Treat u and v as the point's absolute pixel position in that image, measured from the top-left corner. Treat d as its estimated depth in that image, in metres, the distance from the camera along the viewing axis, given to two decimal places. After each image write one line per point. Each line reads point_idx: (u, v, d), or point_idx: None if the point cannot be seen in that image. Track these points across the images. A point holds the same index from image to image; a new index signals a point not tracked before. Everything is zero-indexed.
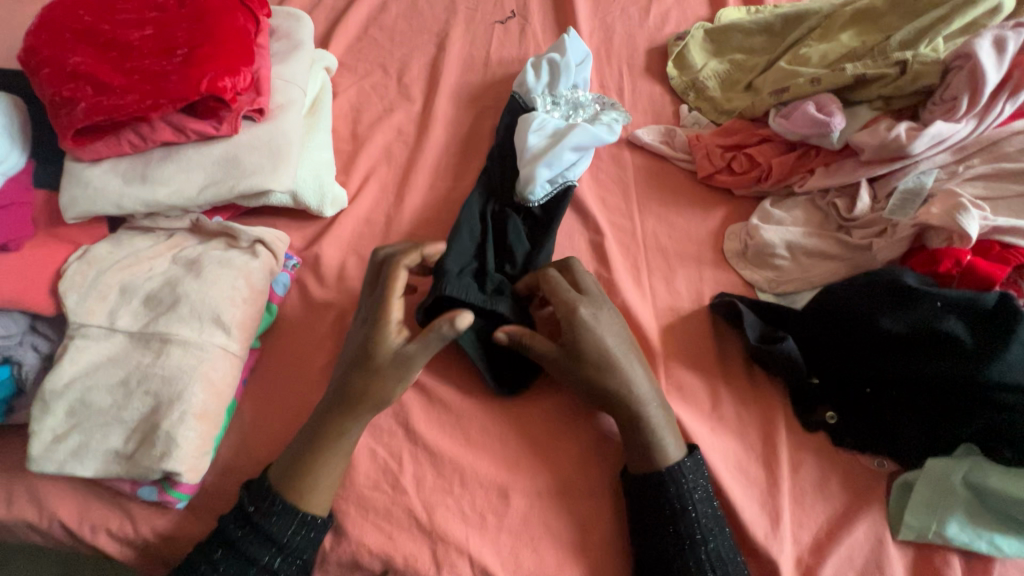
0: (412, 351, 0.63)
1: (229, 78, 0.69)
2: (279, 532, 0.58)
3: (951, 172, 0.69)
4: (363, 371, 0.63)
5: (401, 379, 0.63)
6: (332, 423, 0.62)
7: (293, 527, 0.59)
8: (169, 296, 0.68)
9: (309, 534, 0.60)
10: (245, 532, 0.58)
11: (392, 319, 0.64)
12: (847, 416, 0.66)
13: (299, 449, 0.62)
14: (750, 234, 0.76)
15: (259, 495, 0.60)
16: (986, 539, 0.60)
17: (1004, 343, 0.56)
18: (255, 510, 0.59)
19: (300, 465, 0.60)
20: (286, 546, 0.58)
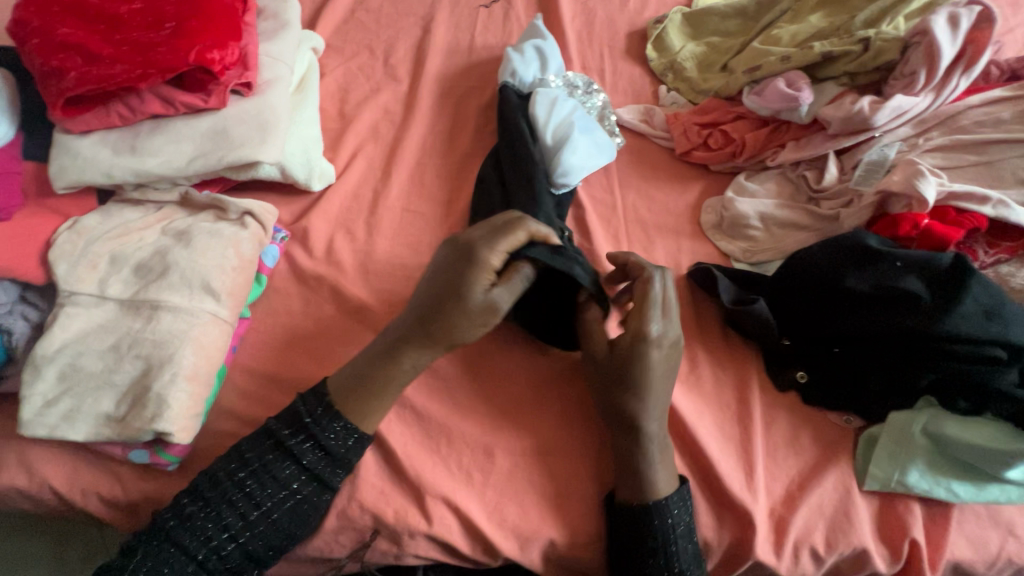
0: (500, 296, 0.61)
1: (217, 51, 0.70)
2: (314, 458, 0.61)
3: (912, 144, 0.72)
4: (449, 310, 0.61)
5: (483, 322, 0.62)
6: (404, 347, 0.63)
7: (328, 455, 0.62)
8: (159, 264, 0.69)
9: (339, 466, 0.62)
10: (282, 457, 0.61)
11: (489, 262, 0.60)
12: (817, 375, 0.70)
13: (366, 371, 0.64)
14: (725, 206, 0.79)
15: (318, 408, 0.63)
16: (944, 486, 0.63)
17: (956, 300, 0.61)
18: (312, 421, 0.62)
19: (365, 381, 0.63)
20: (318, 473, 0.61)
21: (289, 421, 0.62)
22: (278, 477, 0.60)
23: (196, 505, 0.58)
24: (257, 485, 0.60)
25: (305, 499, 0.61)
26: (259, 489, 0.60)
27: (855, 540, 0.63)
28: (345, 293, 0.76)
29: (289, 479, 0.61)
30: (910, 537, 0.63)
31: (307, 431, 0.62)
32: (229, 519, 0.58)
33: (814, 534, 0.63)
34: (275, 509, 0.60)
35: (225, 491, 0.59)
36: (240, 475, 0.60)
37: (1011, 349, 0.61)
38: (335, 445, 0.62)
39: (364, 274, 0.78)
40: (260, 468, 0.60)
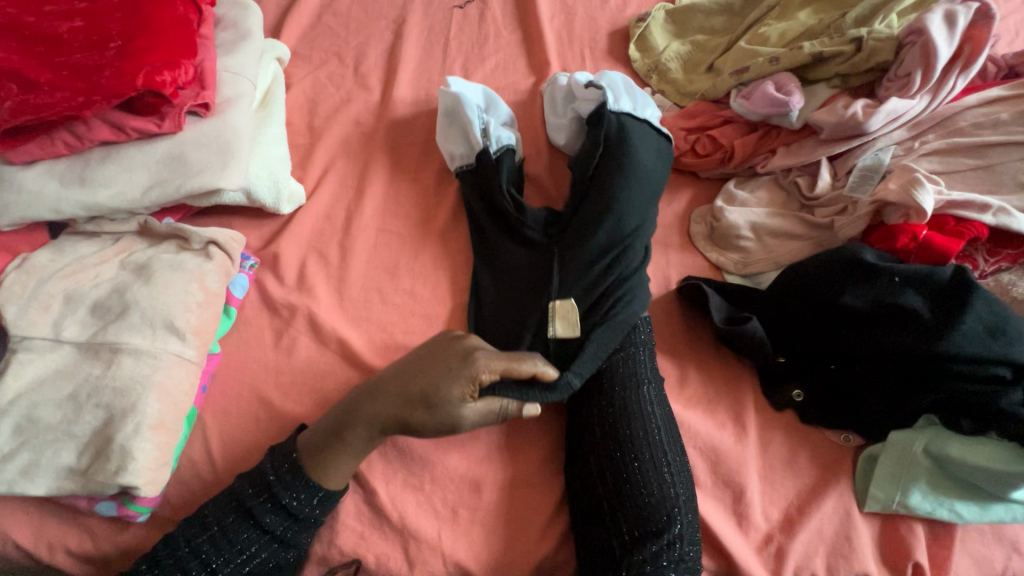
0: (470, 413, 0.59)
1: (168, 72, 0.65)
2: (276, 522, 0.59)
3: (908, 148, 0.69)
4: (425, 405, 0.59)
5: (442, 431, 0.60)
6: (373, 410, 0.60)
7: (290, 518, 0.59)
8: (118, 303, 0.65)
9: (303, 529, 0.60)
10: (243, 522, 0.58)
11: (481, 377, 0.59)
12: (814, 392, 0.67)
13: (333, 428, 0.60)
14: (715, 216, 0.76)
15: (284, 464, 0.60)
16: (946, 507, 0.61)
17: (958, 317, 0.58)
18: (277, 479, 0.59)
19: (329, 442, 0.60)
20: (280, 536, 0.59)
21: (257, 488, 0.59)
22: (238, 543, 0.58)
23: (149, 573, 0.56)
24: (213, 552, 0.57)
25: (266, 560, 0.59)
26: (215, 555, 0.57)
27: (856, 566, 0.61)
28: (319, 322, 0.72)
29: (248, 544, 0.58)
30: (913, 560, 0.61)
31: (271, 493, 0.59)
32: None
33: (815, 561, 0.61)
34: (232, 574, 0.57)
35: (180, 558, 0.56)
36: (197, 540, 0.57)
37: (1015, 367, 0.58)
38: (298, 508, 0.59)
39: (340, 302, 0.74)
40: (218, 534, 0.57)
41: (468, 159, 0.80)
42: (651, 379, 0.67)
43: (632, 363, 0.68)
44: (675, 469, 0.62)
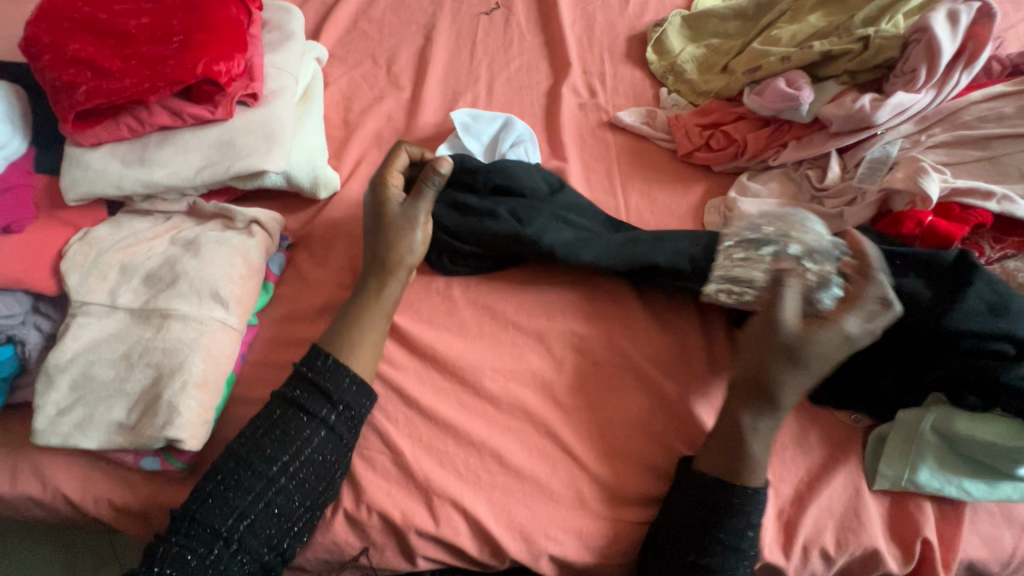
0: (409, 204, 0.73)
1: (223, 63, 0.71)
2: (319, 407, 0.64)
3: (915, 142, 0.73)
4: (381, 229, 0.72)
5: (406, 228, 0.72)
6: (369, 285, 0.71)
7: (329, 403, 0.64)
8: (168, 274, 0.70)
9: (348, 415, 0.64)
10: (289, 412, 0.63)
11: (392, 185, 0.74)
12: (826, 373, 0.69)
13: (347, 314, 0.69)
14: (728, 207, 0.80)
15: (317, 361, 0.65)
16: (954, 484, 0.63)
17: (960, 295, 0.61)
18: (312, 371, 0.64)
19: (348, 323, 0.68)
20: (329, 422, 0.63)
21: (296, 380, 0.65)
22: (290, 431, 0.62)
23: (214, 483, 0.60)
24: (271, 447, 0.62)
25: (322, 451, 0.63)
26: (271, 445, 0.62)
27: (865, 540, 0.62)
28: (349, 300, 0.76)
29: (300, 431, 0.63)
30: (922, 536, 0.62)
31: (308, 381, 0.64)
32: (250, 483, 0.60)
33: (823, 534, 0.63)
34: (293, 461, 0.62)
35: (242, 458, 0.61)
36: (254, 435, 0.62)
37: (1017, 344, 0.60)
38: (334, 390, 0.64)
39: None
40: (270, 424, 0.62)
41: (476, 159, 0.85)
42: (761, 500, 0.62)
43: (747, 512, 0.60)
44: None
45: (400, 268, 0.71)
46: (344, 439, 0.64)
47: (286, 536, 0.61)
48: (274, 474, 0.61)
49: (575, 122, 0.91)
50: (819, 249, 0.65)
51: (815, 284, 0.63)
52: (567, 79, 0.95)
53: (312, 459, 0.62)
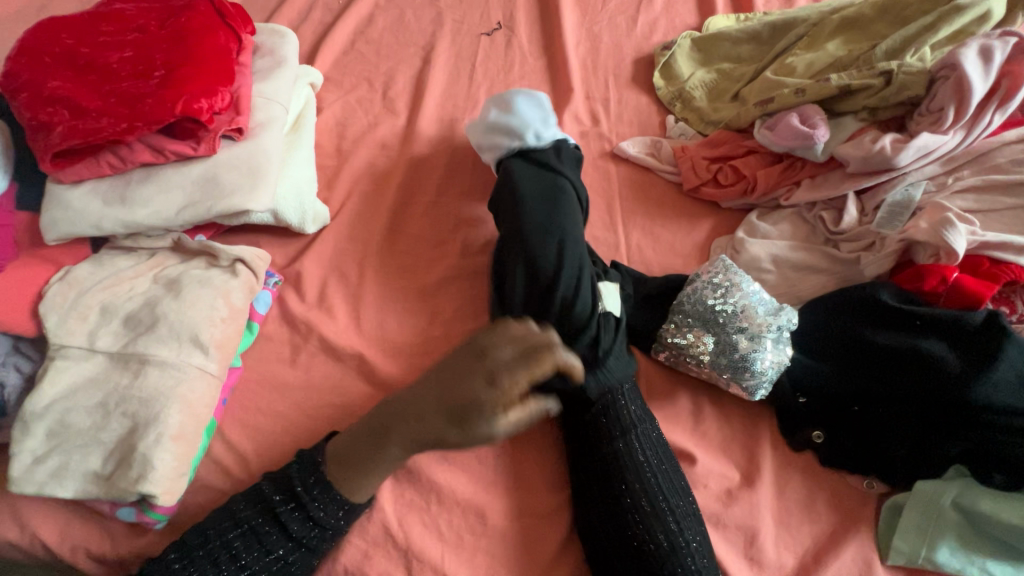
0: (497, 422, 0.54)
1: (205, 99, 0.68)
2: (300, 528, 0.59)
3: (941, 184, 0.67)
4: (455, 422, 0.56)
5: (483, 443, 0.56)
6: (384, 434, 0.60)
7: (314, 527, 0.60)
8: (149, 316, 0.68)
9: (326, 534, 0.60)
10: (269, 526, 0.59)
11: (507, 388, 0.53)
12: (837, 436, 0.64)
13: (355, 448, 0.60)
14: (735, 247, 0.75)
15: (312, 480, 0.61)
16: (977, 565, 0.57)
17: (987, 364, 0.56)
18: (304, 491, 0.60)
19: (353, 462, 0.60)
20: (305, 544, 0.59)
21: (286, 493, 0.60)
22: (264, 543, 0.58)
23: (179, 565, 0.57)
24: (241, 549, 0.58)
25: (290, 562, 0.59)
26: (241, 552, 0.58)
27: None
28: (334, 342, 0.74)
29: (275, 546, 0.59)
30: None
31: (299, 501, 0.60)
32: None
33: None
34: (255, 569, 0.58)
35: (209, 551, 0.58)
36: (227, 537, 0.58)
37: None
38: (324, 518, 0.60)
39: (356, 322, 0.76)
40: (246, 535, 0.58)
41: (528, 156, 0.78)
42: (633, 396, 0.66)
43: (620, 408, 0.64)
44: (682, 514, 0.59)
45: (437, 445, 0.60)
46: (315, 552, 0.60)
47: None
48: (234, 574, 0.58)
49: None
50: (757, 329, 0.65)
51: (722, 357, 0.65)
52: (569, 106, 0.90)
53: (273, 566, 0.59)
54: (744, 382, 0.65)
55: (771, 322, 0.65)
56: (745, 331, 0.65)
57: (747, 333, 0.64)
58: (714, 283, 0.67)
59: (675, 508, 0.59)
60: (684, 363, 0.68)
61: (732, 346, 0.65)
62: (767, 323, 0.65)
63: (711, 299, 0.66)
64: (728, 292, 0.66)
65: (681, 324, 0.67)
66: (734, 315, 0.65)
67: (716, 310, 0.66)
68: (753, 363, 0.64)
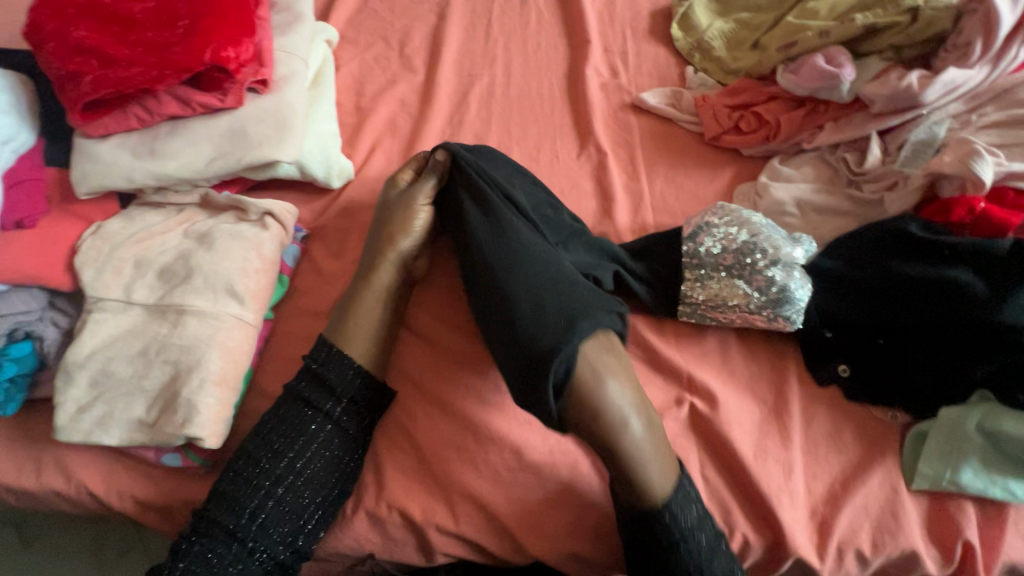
0: (412, 190, 0.73)
1: (232, 49, 0.68)
2: (324, 401, 0.65)
3: (964, 121, 0.68)
4: (385, 214, 0.73)
5: (401, 217, 0.72)
6: (359, 283, 0.70)
7: (333, 397, 0.65)
8: (183, 268, 0.69)
9: (354, 408, 0.66)
10: (295, 407, 0.64)
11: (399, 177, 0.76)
12: (862, 368, 0.66)
13: (344, 304, 0.69)
14: (759, 192, 0.76)
15: (322, 352, 0.66)
16: (999, 485, 0.60)
17: (1014, 289, 0.57)
18: (317, 364, 0.66)
19: (341, 313, 0.68)
20: (334, 417, 0.64)
21: (306, 378, 0.65)
22: (296, 427, 0.63)
23: (229, 483, 0.61)
24: (277, 445, 0.62)
25: (331, 446, 0.64)
26: (278, 441, 0.63)
27: (904, 542, 0.60)
28: None
29: (307, 427, 0.64)
30: (963, 539, 0.60)
31: (313, 374, 0.65)
32: (259, 482, 0.61)
33: (859, 535, 0.60)
34: (299, 459, 0.63)
35: (252, 456, 0.62)
36: (262, 435, 0.63)
37: None
38: (338, 383, 0.65)
39: None
40: (276, 420, 0.63)
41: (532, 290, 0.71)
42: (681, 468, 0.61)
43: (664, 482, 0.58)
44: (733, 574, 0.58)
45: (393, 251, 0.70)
46: (353, 435, 0.65)
47: (299, 534, 0.62)
48: (282, 473, 0.62)
49: (597, 104, 0.87)
50: (786, 258, 0.66)
51: (759, 296, 0.66)
52: (588, 60, 0.90)
53: (322, 454, 0.63)
54: (781, 313, 0.66)
55: (792, 254, 0.66)
56: (776, 263, 0.66)
57: (778, 262, 0.65)
58: (732, 222, 0.68)
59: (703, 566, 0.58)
60: (717, 313, 0.68)
61: (768, 280, 0.65)
62: (794, 252, 0.66)
63: (737, 235, 0.68)
64: (744, 230, 0.67)
65: (705, 275, 0.67)
66: (758, 251, 0.67)
67: (743, 246, 0.67)
68: (791, 293, 0.65)
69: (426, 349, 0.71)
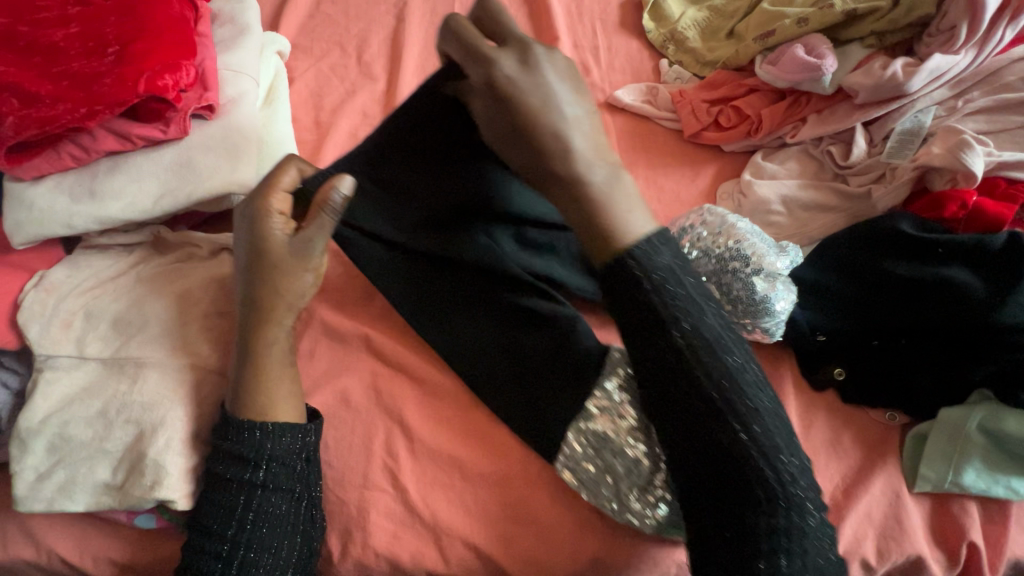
0: (306, 238, 0.59)
1: (169, 75, 0.62)
2: (242, 471, 0.57)
3: (950, 108, 0.65)
4: (259, 266, 0.59)
5: (305, 268, 0.60)
6: (251, 337, 0.59)
7: (251, 464, 0.57)
8: (138, 316, 0.64)
9: (280, 464, 0.58)
10: (220, 483, 0.57)
11: (275, 206, 0.59)
12: (858, 372, 0.64)
13: (241, 373, 0.59)
14: (743, 190, 0.73)
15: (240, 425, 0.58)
16: (1002, 484, 0.59)
17: (1012, 287, 0.56)
18: (223, 441, 0.58)
19: (243, 384, 0.59)
20: (256, 480, 0.57)
21: (216, 457, 0.58)
22: (226, 504, 0.56)
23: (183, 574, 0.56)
24: (214, 526, 0.56)
25: (272, 507, 0.57)
26: (214, 521, 0.56)
27: (908, 547, 0.59)
28: (336, 326, 0.70)
29: (235, 501, 0.56)
30: (968, 540, 0.59)
31: (225, 445, 0.58)
32: (208, 568, 0.55)
33: (864, 545, 0.59)
34: (241, 533, 0.56)
35: (196, 543, 0.56)
36: (200, 522, 0.57)
37: None
38: (248, 448, 0.57)
39: (357, 297, 0.73)
40: (206, 504, 0.57)
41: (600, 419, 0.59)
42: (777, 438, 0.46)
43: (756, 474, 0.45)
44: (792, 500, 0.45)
45: (288, 312, 0.60)
46: (294, 490, 0.58)
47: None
48: (226, 554, 0.55)
49: None
50: (770, 268, 0.61)
51: (736, 305, 0.62)
52: None
53: (269, 514, 0.57)
54: (760, 324, 0.62)
55: (779, 265, 0.62)
56: (759, 273, 0.61)
57: (761, 273, 0.61)
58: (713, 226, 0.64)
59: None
60: None
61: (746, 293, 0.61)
62: (779, 263, 0.62)
63: (720, 242, 0.63)
64: (728, 237, 0.63)
65: None
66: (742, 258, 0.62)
67: (724, 252, 0.63)
68: (772, 305, 0.60)
69: (401, 381, 0.67)
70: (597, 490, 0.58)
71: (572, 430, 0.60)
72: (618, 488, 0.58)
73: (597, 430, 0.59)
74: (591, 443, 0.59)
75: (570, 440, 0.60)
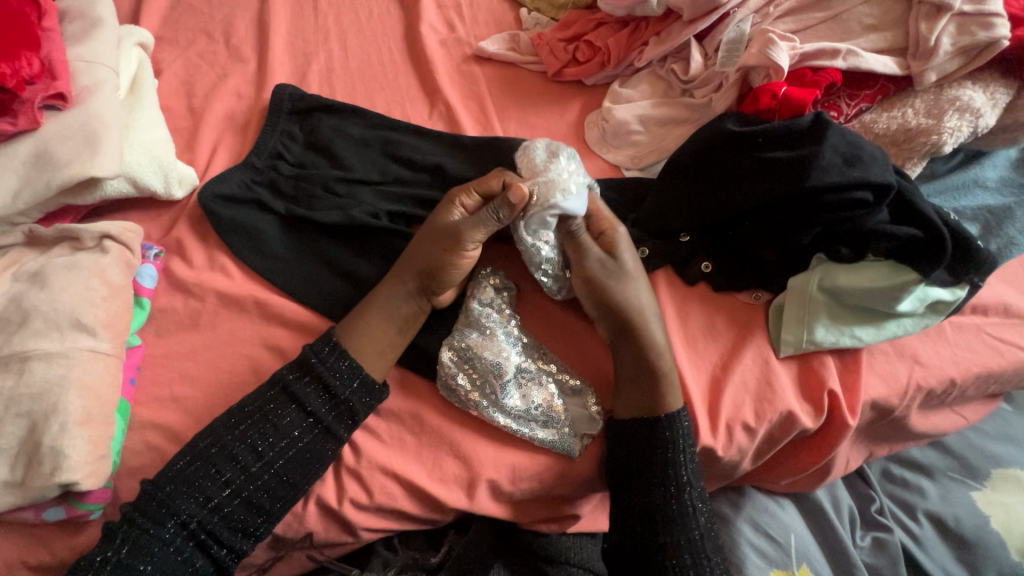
0: (464, 229, 0.64)
1: (5, 63, 0.64)
2: (307, 395, 0.62)
3: (765, 15, 0.73)
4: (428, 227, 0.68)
5: (451, 256, 0.64)
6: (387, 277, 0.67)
7: (317, 392, 0.62)
8: (17, 313, 0.63)
9: (342, 406, 0.62)
10: (276, 401, 0.61)
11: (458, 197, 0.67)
12: (722, 262, 0.71)
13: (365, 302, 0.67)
14: (604, 117, 0.79)
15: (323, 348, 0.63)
16: (848, 334, 0.67)
17: (815, 153, 0.62)
18: (319, 361, 0.63)
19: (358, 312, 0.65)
20: (320, 416, 0.62)
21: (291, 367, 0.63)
22: (276, 424, 0.60)
23: (172, 485, 0.57)
24: (241, 447, 0.59)
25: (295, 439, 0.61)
26: (254, 435, 0.60)
27: (780, 405, 0.66)
28: (233, 296, 0.71)
29: (286, 423, 0.61)
30: (829, 388, 0.67)
31: (308, 366, 0.62)
32: (221, 476, 0.58)
33: (743, 410, 0.65)
34: (271, 455, 0.60)
35: (212, 458, 0.58)
36: (231, 436, 0.59)
37: (877, 190, 0.62)
38: (338, 380, 0.62)
39: (250, 269, 0.73)
40: (247, 417, 0.60)
41: (463, 335, 0.66)
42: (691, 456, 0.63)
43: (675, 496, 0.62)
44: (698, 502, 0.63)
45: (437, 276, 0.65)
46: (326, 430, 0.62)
47: (257, 522, 0.59)
48: (243, 470, 0.59)
49: (439, 61, 0.86)
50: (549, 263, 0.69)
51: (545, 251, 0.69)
52: (422, 18, 0.89)
53: (296, 447, 0.60)
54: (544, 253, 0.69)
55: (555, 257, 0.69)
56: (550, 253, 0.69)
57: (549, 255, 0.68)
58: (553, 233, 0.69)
59: (696, 523, 0.62)
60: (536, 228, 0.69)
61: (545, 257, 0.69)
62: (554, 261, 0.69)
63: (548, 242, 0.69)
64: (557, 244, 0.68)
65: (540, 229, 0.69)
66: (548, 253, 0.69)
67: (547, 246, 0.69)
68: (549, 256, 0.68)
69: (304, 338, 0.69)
70: (469, 398, 0.64)
71: (445, 343, 0.66)
72: (487, 390, 0.64)
73: (461, 345, 0.65)
74: (463, 358, 0.65)
75: (444, 356, 0.65)
